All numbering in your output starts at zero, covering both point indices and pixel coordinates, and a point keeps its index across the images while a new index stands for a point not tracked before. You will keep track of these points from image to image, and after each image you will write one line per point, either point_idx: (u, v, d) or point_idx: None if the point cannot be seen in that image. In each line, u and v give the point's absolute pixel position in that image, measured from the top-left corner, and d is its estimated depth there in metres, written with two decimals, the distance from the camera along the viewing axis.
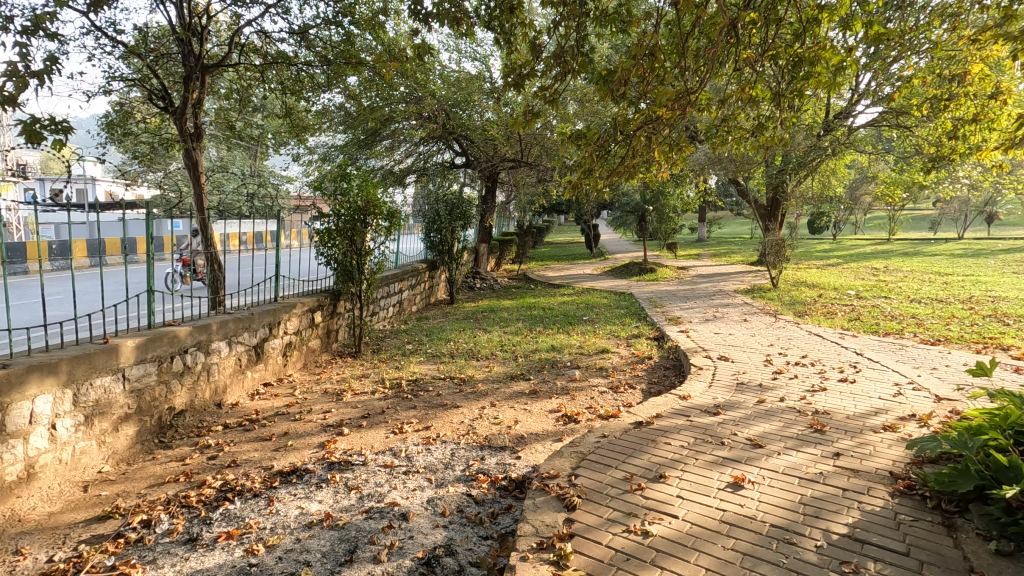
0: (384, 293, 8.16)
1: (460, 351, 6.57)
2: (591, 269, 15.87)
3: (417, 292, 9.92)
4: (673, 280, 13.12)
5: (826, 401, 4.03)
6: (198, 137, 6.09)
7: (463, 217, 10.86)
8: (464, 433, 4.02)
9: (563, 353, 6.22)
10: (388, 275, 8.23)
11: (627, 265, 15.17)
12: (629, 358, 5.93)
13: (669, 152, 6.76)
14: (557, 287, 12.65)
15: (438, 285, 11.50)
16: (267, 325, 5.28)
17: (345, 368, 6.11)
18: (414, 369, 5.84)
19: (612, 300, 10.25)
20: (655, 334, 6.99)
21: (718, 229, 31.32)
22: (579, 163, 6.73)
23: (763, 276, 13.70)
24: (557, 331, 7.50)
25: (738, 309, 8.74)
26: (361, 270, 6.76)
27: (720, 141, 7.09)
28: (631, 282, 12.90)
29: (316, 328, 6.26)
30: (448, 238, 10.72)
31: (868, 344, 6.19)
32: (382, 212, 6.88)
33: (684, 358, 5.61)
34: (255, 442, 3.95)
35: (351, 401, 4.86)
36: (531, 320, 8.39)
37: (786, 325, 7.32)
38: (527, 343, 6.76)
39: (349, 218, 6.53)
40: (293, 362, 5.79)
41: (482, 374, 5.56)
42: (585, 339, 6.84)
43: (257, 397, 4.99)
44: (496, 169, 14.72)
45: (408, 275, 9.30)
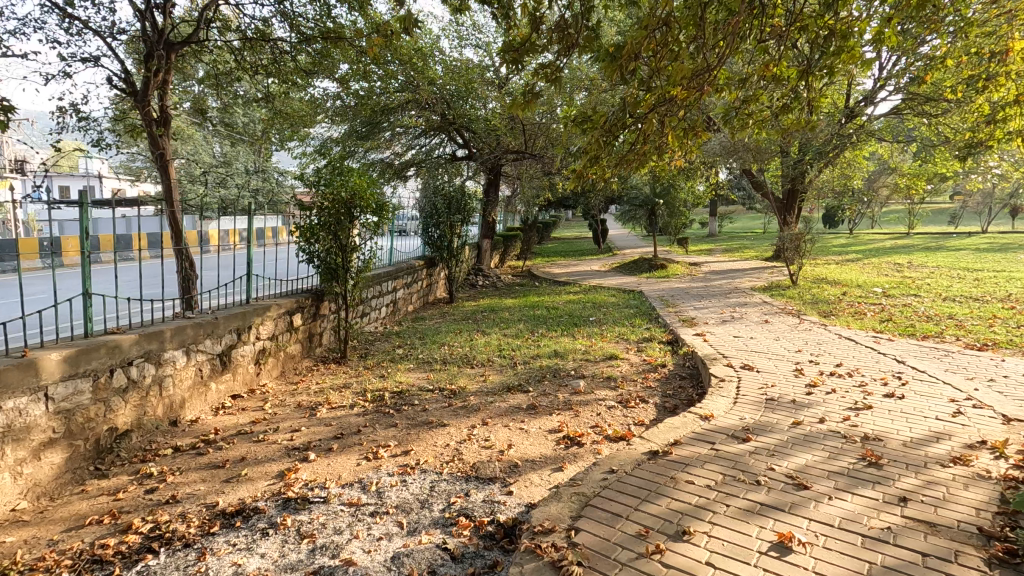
0: (375, 292, 7.61)
1: (454, 357, 5.99)
2: (598, 265, 15.21)
3: (414, 291, 9.37)
4: (685, 277, 12.48)
5: (874, 424, 3.42)
6: (164, 123, 5.55)
7: (461, 212, 10.26)
8: (447, 460, 3.44)
9: (566, 359, 5.62)
10: (380, 273, 7.68)
11: (636, 261, 14.52)
12: (640, 366, 5.31)
13: (684, 136, 6.14)
14: (563, 284, 12.04)
15: (437, 283, 10.93)
16: (235, 331, 4.73)
17: (326, 377, 5.55)
18: (402, 377, 5.27)
19: (621, 299, 9.61)
20: (669, 338, 6.37)
21: (729, 224, 30.55)
22: (584, 150, 6.12)
23: (780, 272, 13.00)
24: (562, 334, 6.90)
25: (758, 308, 8.09)
26: (347, 267, 6.22)
27: (739, 125, 6.45)
28: (641, 279, 12.26)
29: (296, 332, 5.71)
30: (447, 234, 10.12)
31: (909, 349, 5.53)
32: (368, 205, 6.32)
33: (702, 366, 5.00)
34: (204, 471, 3.40)
35: (324, 419, 4.30)
36: (533, 322, 7.78)
37: (813, 327, 6.67)
38: (528, 348, 6.17)
39: (331, 210, 5.99)
40: (267, 370, 5.23)
41: (475, 384, 4.98)
42: (591, 343, 6.24)
43: (221, 411, 4.45)
44: (499, 161, 14.10)
45: (403, 273, 8.74)
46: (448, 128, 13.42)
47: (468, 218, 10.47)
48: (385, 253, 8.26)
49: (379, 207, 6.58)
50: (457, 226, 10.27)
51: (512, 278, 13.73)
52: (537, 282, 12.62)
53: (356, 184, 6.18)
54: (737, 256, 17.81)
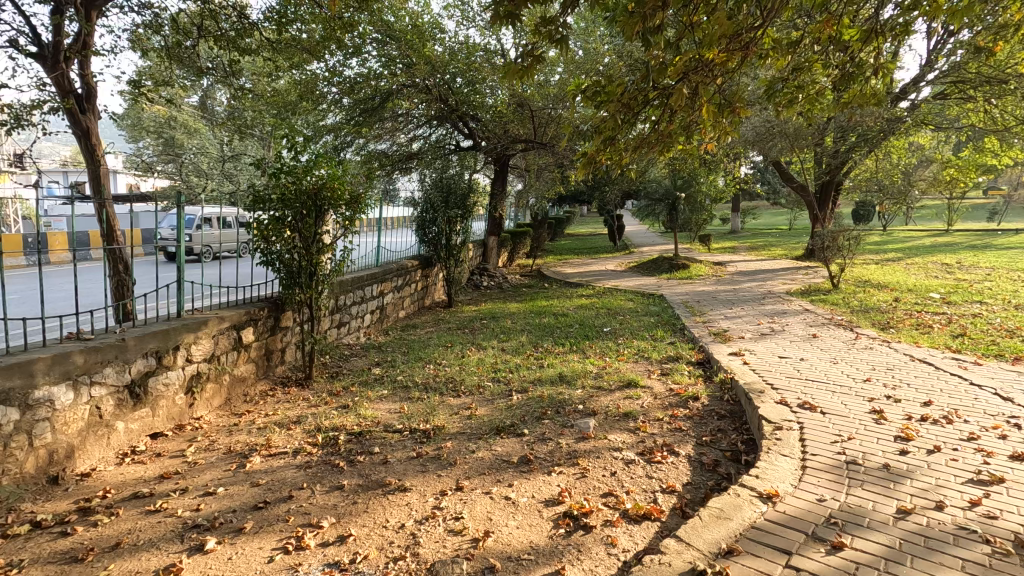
0: (356, 299, 6.63)
1: (439, 379, 4.96)
2: (614, 265, 14.06)
3: (407, 295, 8.38)
4: (711, 278, 11.31)
5: (1022, 517, 2.32)
6: (88, 99, 4.61)
7: (462, 207, 9.22)
8: (396, 555, 2.42)
9: (574, 388, 4.56)
10: (362, 277, 6.69)
11: (655, 260, 13.36)
12: (666, 399, 4.22)
13: (722, 112, 5.04)
14: (574, 286, 10.95)
15: (435, 285, 9.93)
16: (153, 354, 3.74)
17: (279, 406, 4.56)
18: (369, 410, 4.25)
19: (639, 306, 8.50)
20: (700, 358, 5.26)
21: (753, 220, 29.09)
22: (597, 129, 5.05)
23: (816, 273, 11.77)
24: (571, 350, 5.83)
25: (800, 319, 6.95)
26: (313, 271, 5.25)
27: (788, 100, 5.31)
28: (661, 281, 11.13)
29: (246, 350, 4.73)
30: (445, 232, 9.09)
31: (1008, 379, 4.36)
32: (335, 195, 5.32)
33: (747, 403, 3.90)
34: (55, 568, 2.42)
35: (255, 472, 3.30)
36: (538, 333, 6.72)
37: (873, 345, 5.52)
38: (528, 370, 5.13)
39: (285, 200, 4.96)
40: (205, 397, 4.26)
41: (457, 422, 3.95)
42: (604, 365, 5.17)
43: (128, 459, 3.47)
44: (507, 152, 13.05)
45: (392, 275, 7.75)
46: (451, 117, 12.42)
47: (469, 214, 9.44)
48: (369, 253, 7.24)
49: (351, 198, 5.57)
50: (457, 222, 9.23)
51: (520, 279, 12.70)
52: (547, 284, 11.56)
53: (317, 170, 5.17)
54: (764, 255, 16.57)
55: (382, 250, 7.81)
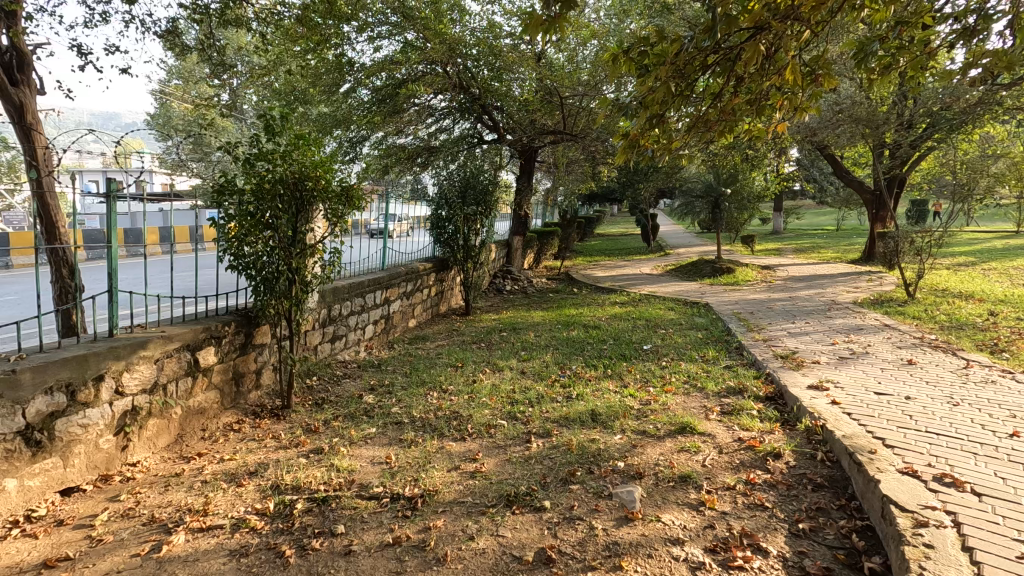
0: (355, 308, 5.76)
1: (441, 414, 4.00)
2: (649, 268, 12.92)
3: (418, 302, 7.49)
4: (761, 284, 10.11)
5: None
6: (24, 70, 3.89)
7: (482, 205, 8.30)
8: None
9: (611, 434, 3.53)
10: (362, 283, 5.81)
11: (695, 264, 12.19)
12: (737, 456, 3.15)
13: (803, 79, 3.97)
14: (606, 292, 9.90)
15: (451, 290, 9.02)
16: (64, 387, 2.88)
17: (242, 447, 3.68)
18: (347, 459, 3.32)
19: (681, 317, 7.39)
20: (770, 393, 4.17)
21: (796, 220, 27.42)
22: (643, 101, 4.01)
23: (882, 279, 10.43)
24: (604, 376, 4.80)
25: (883, 338, 5.78)
26: (294, 277, 4.38)
27: (887, 66, 4.18)
28: (704, 286, 9.98)
29: (207, 375, 3.87)
30: (463, 233, 8.16)
31: None
32: (324, 187, 4.47)
33: (854, 470, 2.82)
34: None
35: (172, 561, 2.40)
36: (564, 351, 5.72)
37: (995, 378, 4.32)
38: (552, 403, 4.13)
39: (261, 192, 4.12)
40: (145, 436, 3.40)
41: (455, 483, 2.98)
42: (647, 401, 4.13)
43: (17, 531, 2.61)
44: (533, 145, 12.10)
45: (401, 279, 6.87)
46: (473, 108, 11.55)
47: (490, 211, 8.51)
48: (371, 255, 6.37)
49: (344, 191, 4.71)
50: (476, 221, 8.30)
51: (547, 282, 11.72)
52: (576, 288, 10.54)
53: (301, 156, 4.32)
54: (814, 257, 15.18)
55: (389, 252, 6.94)
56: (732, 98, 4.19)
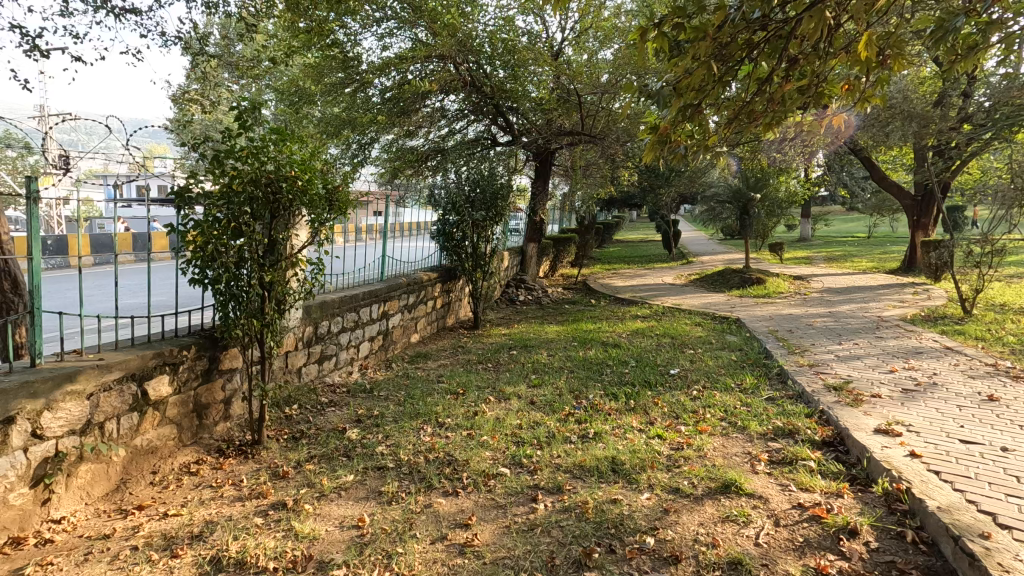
0: (346, 323, 5.17)
1: (431, 458, 3.37)
2: (672, 278, 12.16)
3: (421, 315, 6.89)
4: (795, 297, 9.32)
5: None
6: None
7: (493, 210, 7.69)
8: None
9: (636, 493, 2.87)
10: (354, 295, 5.22)
11: (721, 274, 11.42)
12: (798, 531, 2.47)
13: (873, 59, 3.28)
14: (627, 304, 9.20)
15: (459, 301, 8.42)
16: None
17: (195, 496, 3.10)
18: (311, 522, 2.71)
19: (710, 336, 6.68)
20: (827, 437, 3.46)
21: (825, 227, 26.31)
22: (677, 86, 3.36)
23: (930, 293, 9.55)
24: (626, 410, 4.14)
25: (951, 365, 5.00)
26: (268, 291, 3.80)
27: (975, 44, 3.47)
28: (733, 299, 9.22)
29: (159, 409, 3.30)
30: (472, 240, 7.57)
31: None
32: (307, 190, 3.89)
33: (966, 566, 2.12)
34: None
35: None
36: (580, 376, 5.07)
37: None
38: (565, 447, 3.48)
39: (233, 193, 3.57)
40: (75, 486, 2.84)
41: (437, 563, 2.36)
42: (679, 446, 3.44)
43: None
44: (550, 147, 11.50)
45: (401, 291, 6.28)
46: (487, 109, 11.00)
47: (501, 217, 7.90)
48: (366, 265, 5.80)
49: (330, 194, 4.13)
50: (486, 228, 7.70)
51: (563, 292, 11.06)
52: (594, 299, 9.87)
53: (280, 153, 3.75)
54: (849, 267, 14.27)
55: (388, 261, 6.36)
56: (785, 85, 3.51)
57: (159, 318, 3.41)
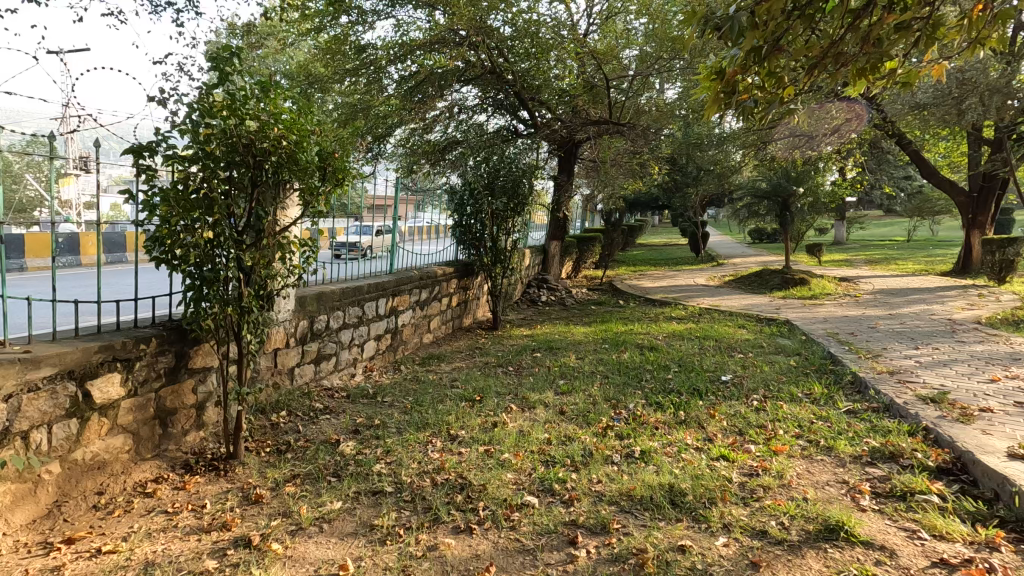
0: (347, 319, 4.53)
1: (439, 482, 2.71)
2: (704, 280, 11.35)
3: (434, 313, 6.24)
4: (846, 299, 8.47)
5: None
6: None
7: (514, 201, 7.02)
8: None
9: (708, 537, 2.16)
10: (356, 287, 4.59)
11: (759, 275, 10.58)
12: None
13: None
14: (659, 306, 8.44)
15: (477, 300, 7.76)
16: None
17: (143, 527, 2.47)
18: (280, 569, 2.06)
19: (759, 339, 5.92)
20: (944, 462, 2.70)
21: (861, 231, 25.08)
22: (752, 14, 2.66)
23: (999, 295, 8.61)
24: (677, 424, 3.42)
25: None
26: (249, 274, 3.16)
27: None
28: (776, 300, 8.40)
29: (108, 416, 2.68)
30: (491, 233, 6.89)
31: None
32: (296, 154, 3.25)
33: None
34: None
35: None
36: (617, 382, 4.36)
37: None
38: (607, 470, 2.78)
39: (207, 156, 2.96)
40: None
41: None
42: (754, 472, 2.71)
43: None
44: (575, 140, 10.83)
45: (412, 285, 5.62)
46: (507, 104, 10.72)
47: (524, 209, 7.23)
48: (374, 255, 5.21)
49: (324, 161, 3.48)
50: (507, 220, 7.02)
51: (588, 293, 10.33)
52: (623, 300, 9.13)
53: (263, 108, 3.11)
54: (895, 270, 13.30)
55: (398, 253, 5.75)
56: (889, 16, 2.79)
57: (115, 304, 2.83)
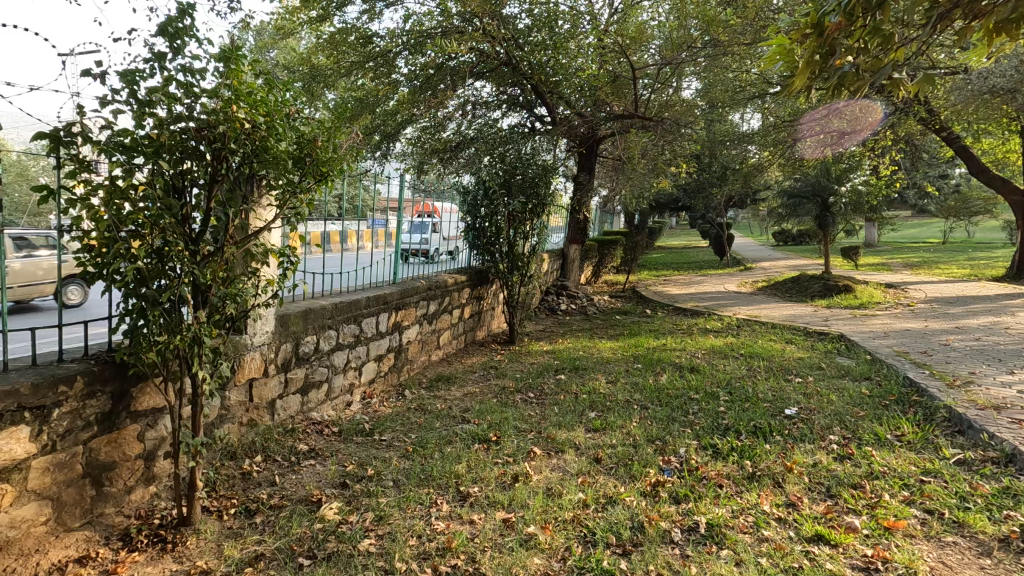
0: (342, 338, 3.90)
1: (445, 573, 2.08)
2: (735, 285, 10.59)
3: (445, 326, 5.60)
4: (899, 308, 7.68)
5: None
6: None
7: (533, 201, 6.38)
8: None
9: None
10: (353, 302, 3.95)
11: (796, 281, 9.81)
12: None
13: None
14: (691, 316, 7.72)
15: (492, 310, 7.11)
16: None
17: None
18: None
19: (815, 358, 5.18)
20: None
21: (891, 232, 24.02)
22: None
23: None
24: (746, 481, 2.72)
25: None
26: (208, 294, 2.53)
27: None
28: (821, 310, 7.64)
29: (15, 483, 2.06)
30: (508, 237, 6.24)
31: None
32: (266, 142, 2.60)
33: None
34: None
35: None
36: (659, 415, 3.67)
37: None
38: (667, 558, 2.10)
39: (152, 143, 2.31)
40: None
41: None
42: (869, 566, 2.01)
43: None
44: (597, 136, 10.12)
45: (420, 297, 4.98)
46: (521, 101, 10.22)
47: (544, 210, 6.57)
48: (375, 263, 4.59)
49: (302, 150, 2.82)
50: (525, 223, 6.37)
51: (611, 300, 9.64)
52: (650, 309, 8.42)
53: (224, 83, 2.47)
54: (940, 274, 12.41)
55: (404, 260, 5.11)
56: None
57: (33, 333, 2.20)
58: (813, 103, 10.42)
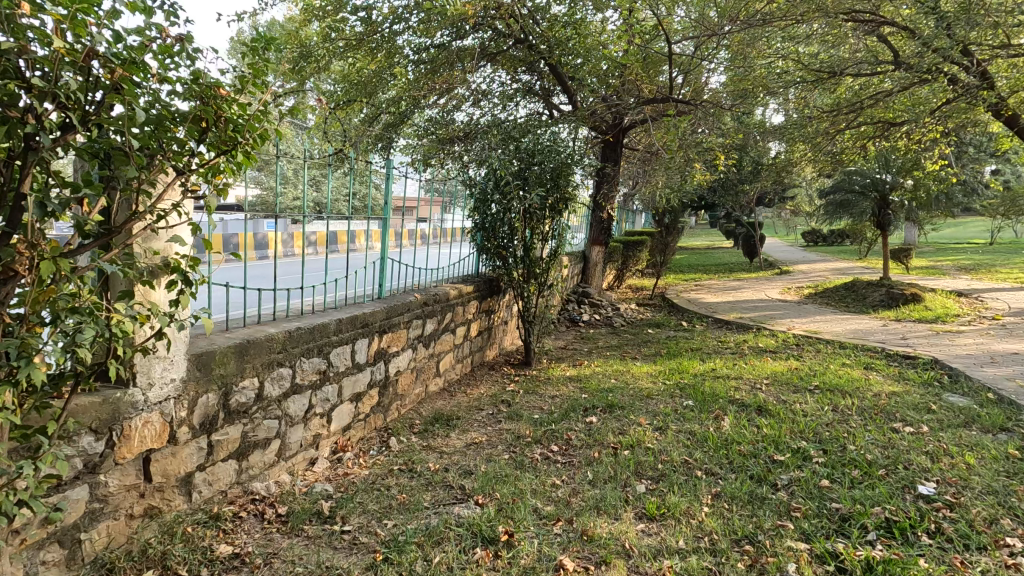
0: (301, 375, 2.87)
1: None
2: (778, 293, 9.43)
3: (447, 349, 4.57)
4: (986, 323, 6.48)
5: None
6: None
7: (554, 196, 5.30)
8: None
9: None
10: (314, 327, 2.93)
11: (849, 289, 8.64)
12: None
13: None
14: (737, 331, 6.60)
15: (504, 325, 6.08)
16: None
17: None
18: None
19: (914, 394, 4.04)
20: None
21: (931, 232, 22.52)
22: None
23: None
24: None
25: None
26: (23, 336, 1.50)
27: None
28: (891, 325, 6.48)
29: None
30: (524, 239, 5.18)
31: None
32: (122, 86, 1.60)
33: None
34: None
35: None
36: (738, 494, 2.60)
37: None
38: None
39: None
40: None
41: None
42: None
43: None
44: (623, 124, 9.05)
45: (412, 316, 3.95)
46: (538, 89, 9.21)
47: (566, 206, 5.49)
48: (352, 273, 3.60)
49: (193, 99, 1.74)
50: (544, 222, 5.30)
51: (639, 309, 8.56)
52: (687, 322, 7.32)
53: None
54: (1005, 279, 11.09)
55: (394, 271, 4.08)
56: None
57: None
58: (866, 87, 9.26)
